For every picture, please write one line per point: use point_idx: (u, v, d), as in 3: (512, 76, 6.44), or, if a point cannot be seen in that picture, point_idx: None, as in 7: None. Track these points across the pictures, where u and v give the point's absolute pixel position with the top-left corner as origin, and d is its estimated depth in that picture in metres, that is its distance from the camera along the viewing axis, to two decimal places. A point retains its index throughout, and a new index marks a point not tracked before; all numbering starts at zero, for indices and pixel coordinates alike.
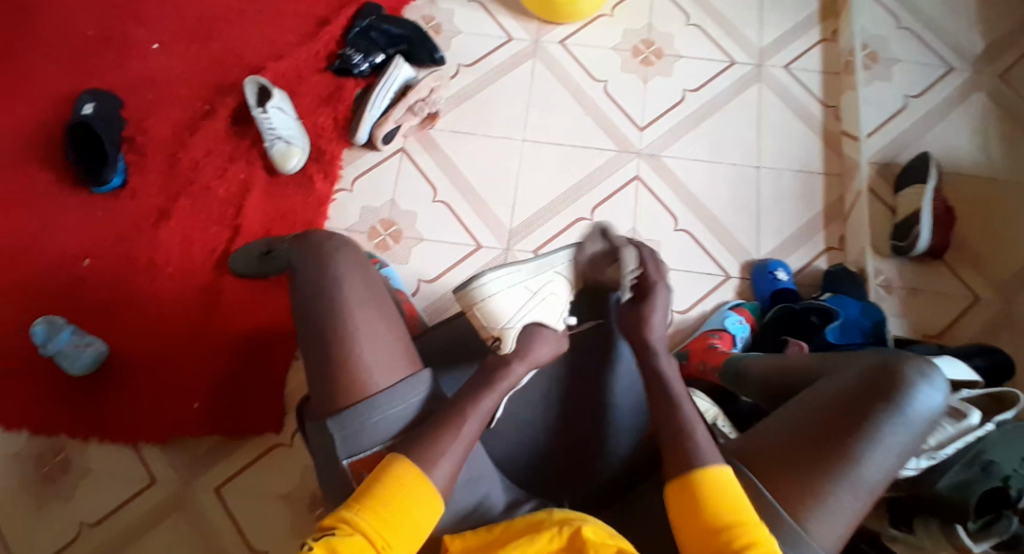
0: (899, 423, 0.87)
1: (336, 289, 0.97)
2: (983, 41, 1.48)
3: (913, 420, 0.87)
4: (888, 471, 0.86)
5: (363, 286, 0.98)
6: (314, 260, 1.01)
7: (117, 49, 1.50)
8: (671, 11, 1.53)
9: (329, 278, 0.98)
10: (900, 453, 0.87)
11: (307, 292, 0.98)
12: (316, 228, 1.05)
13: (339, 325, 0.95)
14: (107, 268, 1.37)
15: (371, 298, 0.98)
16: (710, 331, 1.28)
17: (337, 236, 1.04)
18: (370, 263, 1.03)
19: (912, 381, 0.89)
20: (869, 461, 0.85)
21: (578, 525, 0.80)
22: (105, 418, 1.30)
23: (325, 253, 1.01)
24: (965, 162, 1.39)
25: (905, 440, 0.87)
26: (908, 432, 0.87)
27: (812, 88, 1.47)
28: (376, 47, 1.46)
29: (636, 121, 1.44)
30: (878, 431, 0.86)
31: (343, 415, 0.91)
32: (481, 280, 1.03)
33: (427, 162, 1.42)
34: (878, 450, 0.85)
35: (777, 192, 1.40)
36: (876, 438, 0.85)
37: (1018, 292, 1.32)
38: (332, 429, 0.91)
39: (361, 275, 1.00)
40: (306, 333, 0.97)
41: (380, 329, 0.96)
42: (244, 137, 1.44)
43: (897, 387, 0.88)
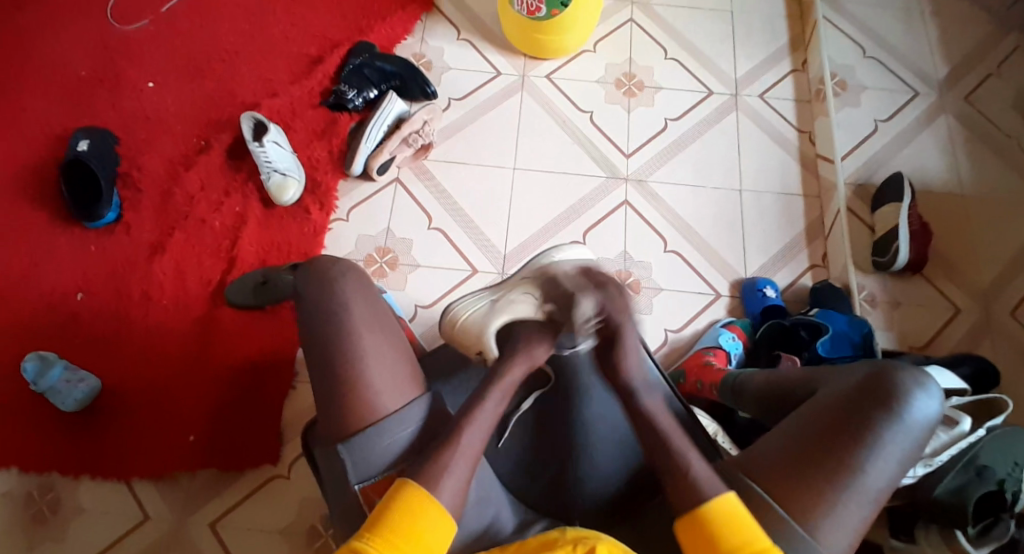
0: (898, 431, 0.84)
1: (340, 310, 0.93)
2: (944, 69, 1.58)
3: (912, 425, 0.85)
4: (891, 478, 0.83)
5: (368, 309, 0.94)
6: (316, 281, 0.96)
7: (111, 89, 1.52)
8: (650, 46, 1.60)
9: (334, 299, 0.94)
10: (901, 460, 0.84)
11: (311, 314, 0.94)
12: (318, 253, 1.00)
13: (346, 346, 0.91)
14: (100, 302, 1.36)
15: (376, 321, 0.94)
16: (705, 348, 1.30)
17: (340, 259, 0.99)
18: (374, 286, 0.99)
19: (908, 387, 0.86)
20: (870, 469, 0.82)
21: (594, 542, 0.76)
22: (98, 455, 1.27)
23: (328, 273, 0.97)
24: (936, 181, 1.47)
25: (905, 448, 0.84)
26: (907, 439, 0.84)
27: (787, 116, 1.55)
28: (369, 83, 1.50)
29: (622, 148, 1.50)
30: (877, 439, 0.83)
31: (355, 439, 0.87)
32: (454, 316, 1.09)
33: (421, 192, 1.45)
34: (878, 459, 0.83)
35: (760, 213, 1.46)
36: (876, 448, 0.83)
37: (996, 303, 1.37)
38: (343, 454, 0.87)
39: (367, 295, 0.96)
40: (311, 354, 0.93)
41: (388, 350, 0.92)
42: (238, 171, 1.46)
43: (895, 394, 0.85)
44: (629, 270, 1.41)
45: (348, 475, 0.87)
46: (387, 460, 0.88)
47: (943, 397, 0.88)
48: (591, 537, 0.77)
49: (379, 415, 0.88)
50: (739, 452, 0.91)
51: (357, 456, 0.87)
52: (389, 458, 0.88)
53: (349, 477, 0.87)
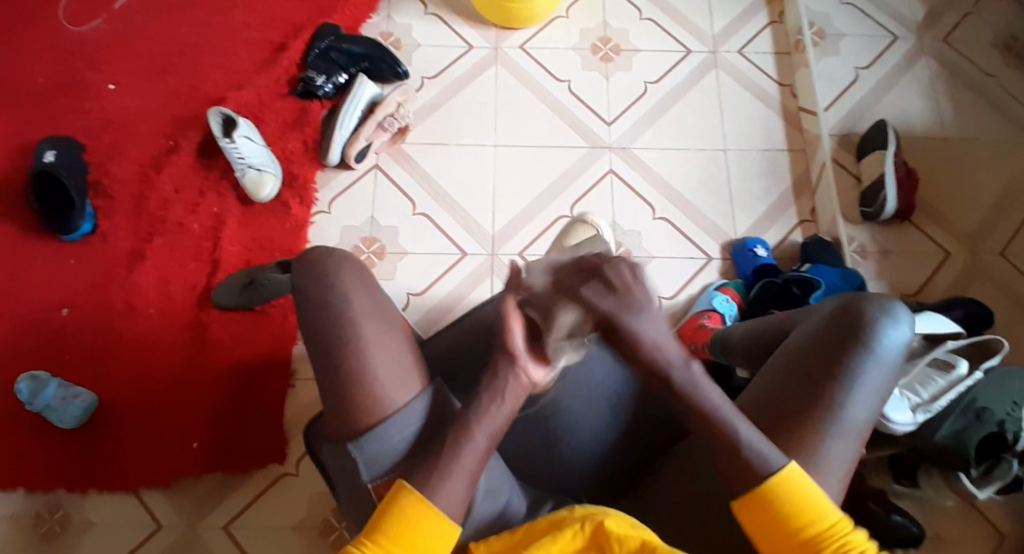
0: (870, 362, 0.84)
1: (342, 303, 0.89)
2: (921, 9, 1.56)
3: (885, 355, 0.84)
4: (870, 410, 0.83)
5: (370, 301, 0.90)
6: (315, 272, 0.91)
7: (71, 94, 1.47)
8: (624, 7, 1.56)
9: (334, 291, 0.90)
10: (879, 391, 0.84)
11: (311, 309, 0.90)
12: (312, 244, 0.95)
13: (350, 341, 0.87)
14: (85, 316, 1.34)
15: (379, 314, 0.90)
16: (699, 312, 1.30)
17: (337, 249, 0.94)
18: (373, 275, 0.94)
19: (876, 317, 0.86)
20: (848, 403, 0.82)
21: (603, 514, 0.75)
22: (102, 470, 1.26)
23: (327, 263, 0.91)
24: (919, 125, 1.46)
25: (881, 378, 0.83)
26: (882, 369, 0.84)
27: (766, 69, 1.52)
28: (338, 68, 1.46)
29: (603, 117, 1.47)
30: (850, 373, 0.83)
31: (363, 439, 0.84)
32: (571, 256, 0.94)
33: (402, 177, 1.42)
34: (855, 392, 0.82)
35: (746, 172, 1.45)
36: (851, 381, 0.83)
37: (983, 244, 1.38)
38: (354, 453, 0.84)
39: (368, 285, 0.92)
40: (314, 352, 0.90)
41: (392, 341, 0.88)
42: (213, 170, 1.42)
43: (862, 324, 0.85)
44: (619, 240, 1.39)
45: (360, 474, 0.85)
46: (398, 458, 0.85)
47: (915, 322, 0.87)
48: (597, 513, 0.76)
49: (388, 411, 0.85)
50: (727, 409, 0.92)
51: (367, 454, 0.84)
52: (400, 455, 0.85)
53: (360, 476, 0.85)
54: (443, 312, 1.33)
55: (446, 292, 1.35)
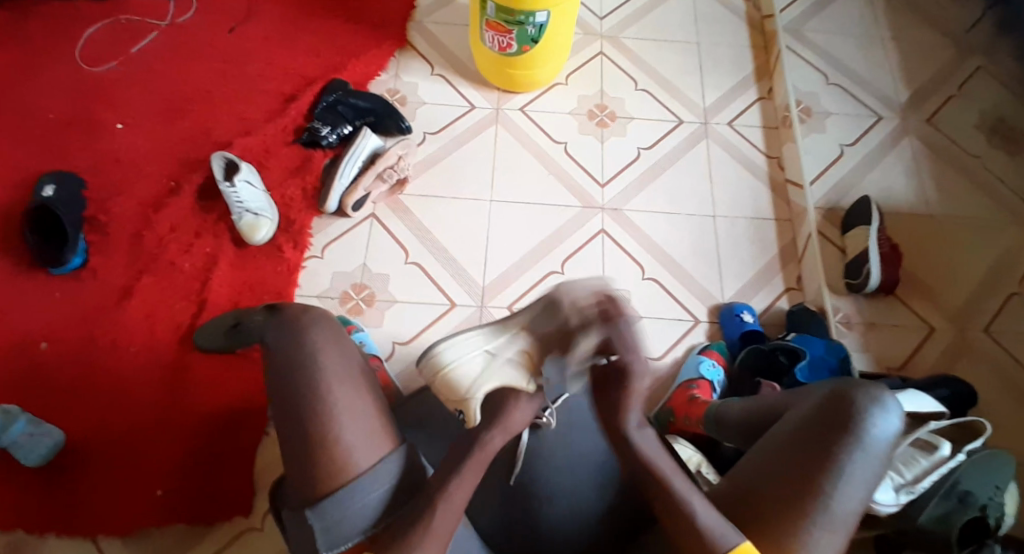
0: (860, 453, 0.88)
1: (313, 362, 0.93)
2: (906, 93, 1.62)
3: (874, 448, 0.89)
4: (860, 502, 0.87)
5: (339, 360, 0.95)
6: (288, 332, 0.97)
7: (77, 130, 1.49)
8: (620, 77, 1.63)
9: (305, 350, 0.94)
10: (868, 483, 0.88)
11: (280, 366, 0.94)
12: (289, 303, 1.02)
13: (317, 399, 0.90)
14: (67, 350, 1.32)
15: (346, 372, 0.94)
16: (687, 381, 1.30)
17: (312, 310, 1.00)
18: (345, 333, 1.00)
19: (867, 410, 0.91)
20: (838, 495, 0.86)
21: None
22: (65, 511, 1.22)
23: (301, 323, 0.98)
24: (904, 202, 1.50)
25: (869, 470, 0.88)
26: (871, 461, 0.89)
27: (756, 142, 1.58)
28: (343, 120, 1.50)
29: (597, 178, 1.51)
30: (842, 463, 0.88)
31: (323, 504, 0.85)
32: (443, 346, 0.92)
33: (397, 227, 1.44)
34: (846, 483, 0.87)
35: (734, 238, 1.47)
36: (843, 472, 0.87)
37: (969, 320, 1.40)
38: (313, 520, 0.85)
39: (338, 347, 0.96)
40: (280, 408, 0.93)
41: (359, 403, 0.92)
42: (210, 211, 1.43)
43: (853, 417, 0.90)
44: None
45: (319, 543, 0.86)
46: (363, 525, 0.87)
47: (903, 414, 0.93)
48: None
49: (353, 476, 0.87)
50: (721, 482, 0.95)
51: (327, 522, 0.85)
52: (364, 521, 0.87)
53: (318, 545, 0.86)
54: None
55: (433, 341, 1.35)
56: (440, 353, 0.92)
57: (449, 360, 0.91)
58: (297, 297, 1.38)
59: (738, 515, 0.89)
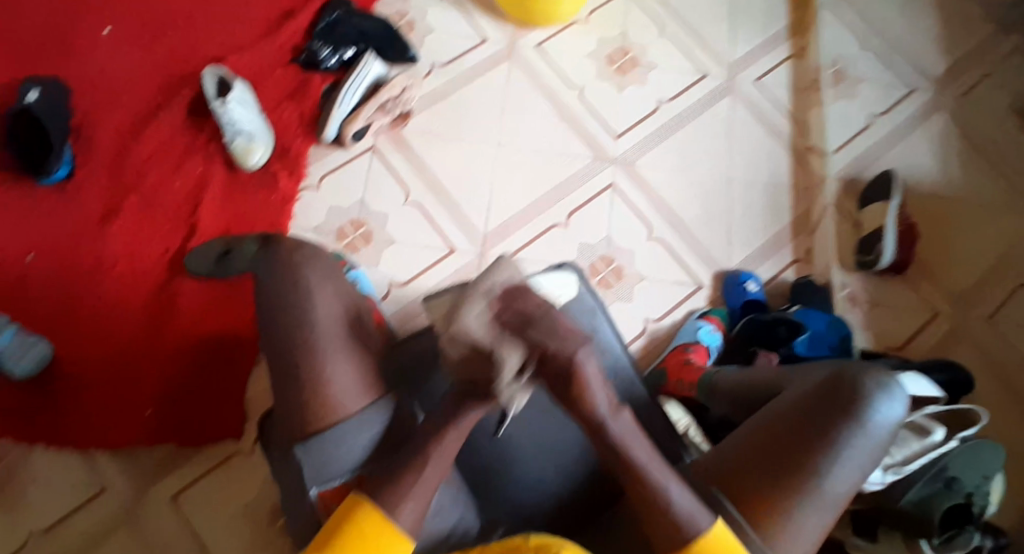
0: (860, 437, 0.87)
1: (307, 302, 0.92)
2: (942, 64, 1.54)
3: (873, 434, 0.88)
4: (851, 485, 0.86)
5: (334, 300, 0.94)
6: (281, 268, 0.95)
7: (63, 33, 1.40)
8: (645, 21, 1.53)
9: (301, 288, 0.93)
10: (861, 466, 0.87)
11: (274, 302, 0.93)
12: (284, 238, 1.00)
13: (309, 341, 0.90)
14: (50, 266, 1.27)
15: (341, 315, 0.93)
16: (683, 344, 1.28)
17: (307, 247, 0.98)
18: (342, 273, 0.99)
19: (871, 394, 0.89)
20: (831, 477, 0.85)
21: (557, 549, 0.70)
22: (45, 429, 1.20)
23: (295, 261, 0.95)
24: (926, 180, 1.44)
25: (865, 454, 0.87)
26: (868, 445, 0.87)
27: (781, 103, 1.50)
28: (346, 42, 1.41)
29: (612, 129, 1.44)
30: (839, 445, 0.86)
31: (312, 442, 0.87)
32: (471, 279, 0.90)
33: (399, 163, 1.38)
34: (840, 465, 0.86)
35: (747, 204, 1.42)
36: (838, 455, 0.86)
37: (974, 307, 1.37)
38: (301, 456, 0.87)
39: (335, 287, 0.95)
40: (272, 349, 0.92)
41: (350, 347, 0.91)
42: (202, 131, 1.36)
43: (857, 400, 0.88)
44: (612, 257, 1.36)
45: (306, 480, 0.87)
46: (346, 467, 0.88)
47: (908, 401, 0.91)
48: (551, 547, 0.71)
49: (341, 417, 0.88)
50: (712, 450, 0.94)
51: (314, 460, 0.87)
52: (351, 463, 0.89)
53: (307, 482, 0.87)
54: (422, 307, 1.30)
55: (429, 286, 1.31)
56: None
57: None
58: (292, 230, 1.33)
59: (728, 486, 0.88)
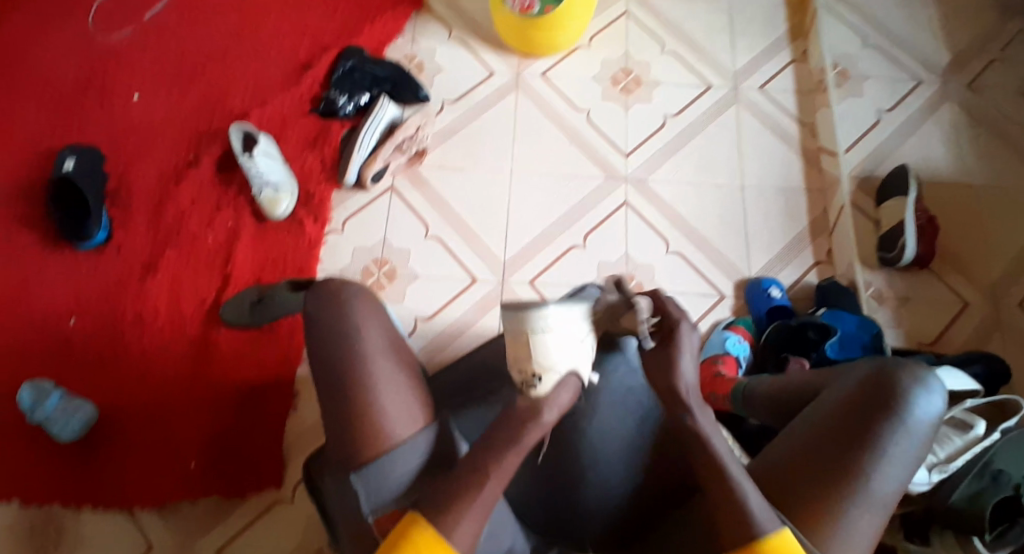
0: (903, 435, 0.87)
1: (355, 337, 0.97)
2: (949, 53, 1.54)
3: (916, 429, 0.87)
4: (898, 482, 0.86)
5: (383, 335, 0.99)
6: (330, 307, 1.00)
7: (95, 102, 1.48)
8: (646, 39, 1.56)
9: (348, 324, 0.98)
10: (908, 463, 0.87)
11: (324, 340, 0.98)
12: (333, 277, 1.05)
13: (359, 373, 0.94)
14: (94, 325, 1.34)
15: (390, 347, 0.98)
16: (713, 356, 1.29)
17: (354, 285, 1.03)
18: (385, 310, 1.04)
19: (909, 389, 0.89)
20: (879, 474, 0.85)
21: None
22: (101, 487, 1.25)
23: (344, 298, 1.00)
24: (942, 172, 1.44)
25: (911, 451, 0.87)
26: (913, 441, 0.87)
27: (788, 107, 1.51)
28: (360, 88, 1.47)
29: (621, 148, 1.47)
30: (883, 444, 0.86)
31: (366, 469, 0.90)
32: (540, 311, 0.89)
33: (418, 200, 1.42)
34: (886, 463, 0.85)
35: (763, 210, 1.43)
36: (883, 453, 0.86)
37: (1003, 294, 1.36)
38: (356, 484, 0.90)
39: (379, 324, 1.00)
40: (322, 385, 0.96)
41: (400, 379, 0.96)
42: (230, 185, 1.42)
43: (895, 397, 0.88)
44: (632, 273, 1.38)
45: (361, 506, 0.91)
46: (399, 491, 0.91)
47: (946, 394, 0.91)
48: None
49: (390, 444, 0.91)
50: (755, 459, 0.93)
51: (369, 486, 0.90)
52: (401, 488, 0.91)
53: (363, 507, 0.91)
54: (449, 339, 1.33)
55: (454, 317, 1.34)
56: (537, 316, 0.89)
57: (541, 324, 0.89)
58: (320, 272, 1.38)
59: (779, 491, 0.87)
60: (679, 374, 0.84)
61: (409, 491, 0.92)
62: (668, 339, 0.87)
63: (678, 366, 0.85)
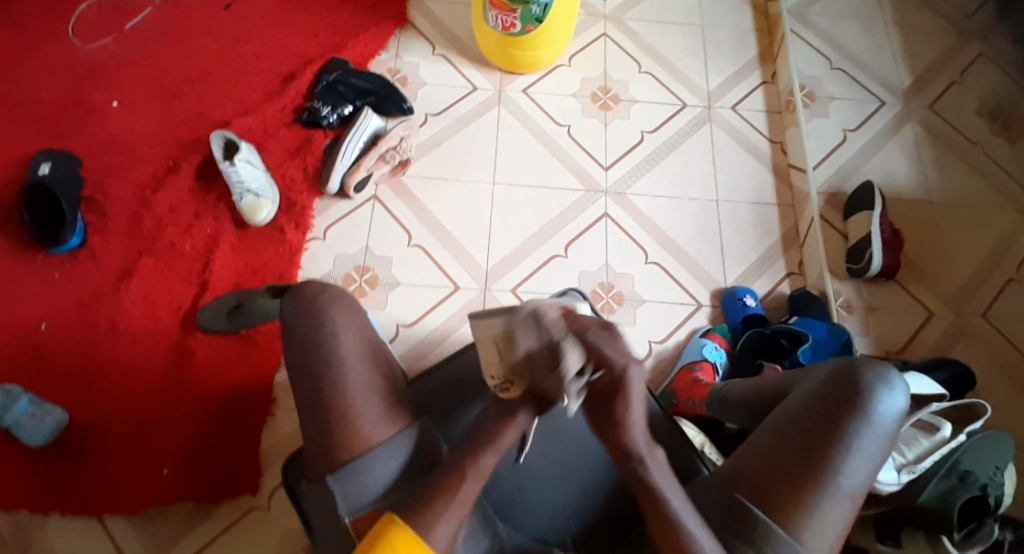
0: (868, 429, 0.89)
1: (331, 341, 0.96)
2: (909, 78, 1.62)
3: (880, 425, 0.90)
4: (866, 475, 0.88)
5: (358, 339, 0.97)
6: (307, 311, 0.98)
7: (73, 109, 1.47)
8: (623, 59, 1.62)
9: (325, 328, 0.96)
10: (874, 457, 0.89)
11: (301, 345, 0.96)
12: (309, 279, 1.03)
13: (336, 380, 0.93)
14: (66, 332, 1.30)
15: (366, 352, 0.97)
16: (690, 363, 1.31)
17: (330, 288, 1.01)
18: (363, 314, 1.02)
19: (873, 387, 0.92)
20: (847, 468, 0.87)
21: None
22: (69, 495, 1.21)
23: (320, 302, 0.98)
24: (905, 189, 1.50)
25: (876, 445, 0.89)
26: (877, 435, 0.89)
27: (759, 127, 1.57)
28: (344, 101, 1.48)
29: (601, 162, 1.50)
30: (849, 439, 0.88)
31: (343, 471, 0.88)
32: (504, 313, 0.89)
33: (400, 209, 1.43)
34: (853, 457, 0.88)
35: (737, 223, 1.47)
36: (850, 447, 0.88)
37: (966, 305, 1.41)
38: (334, 487, 0.88)
39: (356, 326, 0.99)
40: (300, 389, 0.95)
41: (376, 383, 0.95)
42: (210, 192, 1.42)
43: (860, 394, 0.90)
44: (612, 283, 1.40)
45: (340, 509, 0.89)
46: (378, 494, 0.90)
47: (909, 393, 0.93)
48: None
49: (371, 445, 0.90)
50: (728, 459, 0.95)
51: (348, 488, 0.89)
52: (380, 490, 0.90)
53: (340, 509, 0.89)
54: (430, 346, 1.33)
55: (436, 325, 1.34)
56: (500, 319, 0.89)
57: (505, 333, 0.88)
58: (301, 279, 1.37)
59: (751, 488, 0.89)
60: (627, 425, 0.87)
61: (388, 494, 0.90)
62: (617, 385, 0.85)
63: (627, 415, 0.86)
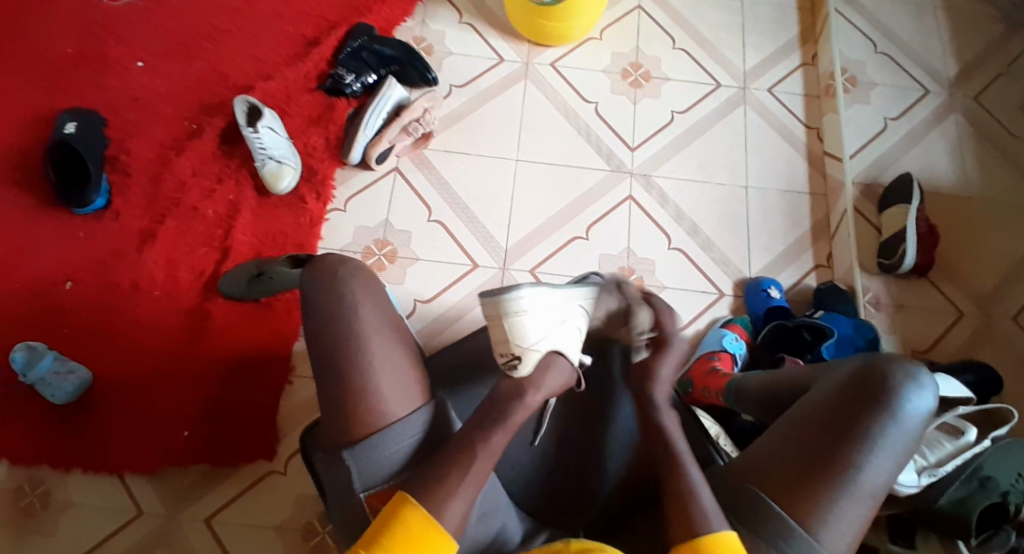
0: (892, 426, 0.86)
1: (349, 313, 0.94)
2: (956, 65, 1.55)
3: (905, 423, 0.87)
4: (887, 473, 0.86)
5: (378, 313, 0.96)
6: (326, 281, 0.96)
7: (98, 67, 1.46)
8: (657, 34, 1.56)
9: (344, 299, 0.95)
10: (897, 455, 0.86)
11: (318, 317, 0.95)
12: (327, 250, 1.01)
13: (354, 354, 0.92)
14: (88, 292, 1.32)
15: (385, 325, 0.96)
16: (709, 352, 1.28)
17: (350, 259, 0.99)
18: (381, 286, 1.00)
19: (900, 385, 0.89)
20: (869, 465, 0.85)
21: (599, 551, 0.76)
22: (90, 452, 1.24)
23: (339, 273, 0.97)
24: (944, 182, 1.45)
25: (900, 443, 0.86)
26: (902, 433, 0.87)
27: (795, 111, 1.52)
28: (367, 68, 1.45)
29: (628, 142, 1.47)
30: (872, 436, 0.86)
31: (359, 446, 0.89)
32: (516, 293, 0.94)
33: (421, 182, 1.41)
34: (875, 455, 0.85)
35: (765, 212, 1.43)
36: (873, 445, 0.85)
37: (998, 306, 1.37)
38: (348, 461, 0.89)
39: (376, 299, 0.97)
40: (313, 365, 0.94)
41: (395, 358, 0.94)
42: (232, 157, 1.41)
43: (886, 392, 0.88)
44: (632, 267, 1.38)
45: (353, 483, 0.89)
46: (391, 471, 0.90)
47: (937, 393, 0.90)
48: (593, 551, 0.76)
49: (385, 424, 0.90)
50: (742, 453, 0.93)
51: (361, 463, 0.89)
52: (394, 467, 0.90)
53: (352, 484, 0.89)
54: (447, 323, 1.32)
55: (453, 302, 1.34)
56: (511, 299, 0.93)
57: (516, 307, 0.93)
58: (320, 249, 1.37)
59: (769, 483, 0.86)
60: (658, 379, 0.98)
61: (401, 471, 0.90)
62: (664, 343, 1.01)
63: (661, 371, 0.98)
